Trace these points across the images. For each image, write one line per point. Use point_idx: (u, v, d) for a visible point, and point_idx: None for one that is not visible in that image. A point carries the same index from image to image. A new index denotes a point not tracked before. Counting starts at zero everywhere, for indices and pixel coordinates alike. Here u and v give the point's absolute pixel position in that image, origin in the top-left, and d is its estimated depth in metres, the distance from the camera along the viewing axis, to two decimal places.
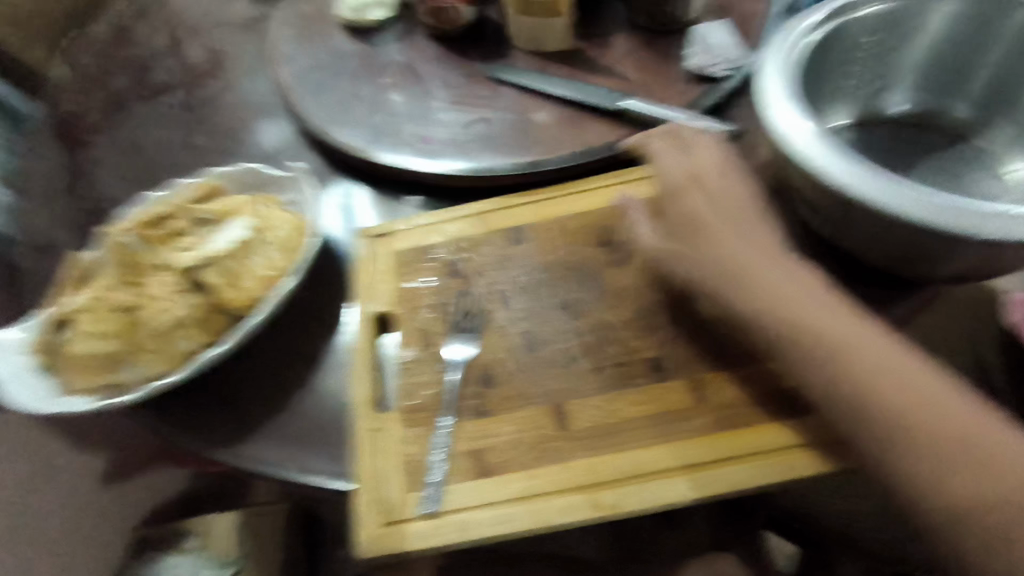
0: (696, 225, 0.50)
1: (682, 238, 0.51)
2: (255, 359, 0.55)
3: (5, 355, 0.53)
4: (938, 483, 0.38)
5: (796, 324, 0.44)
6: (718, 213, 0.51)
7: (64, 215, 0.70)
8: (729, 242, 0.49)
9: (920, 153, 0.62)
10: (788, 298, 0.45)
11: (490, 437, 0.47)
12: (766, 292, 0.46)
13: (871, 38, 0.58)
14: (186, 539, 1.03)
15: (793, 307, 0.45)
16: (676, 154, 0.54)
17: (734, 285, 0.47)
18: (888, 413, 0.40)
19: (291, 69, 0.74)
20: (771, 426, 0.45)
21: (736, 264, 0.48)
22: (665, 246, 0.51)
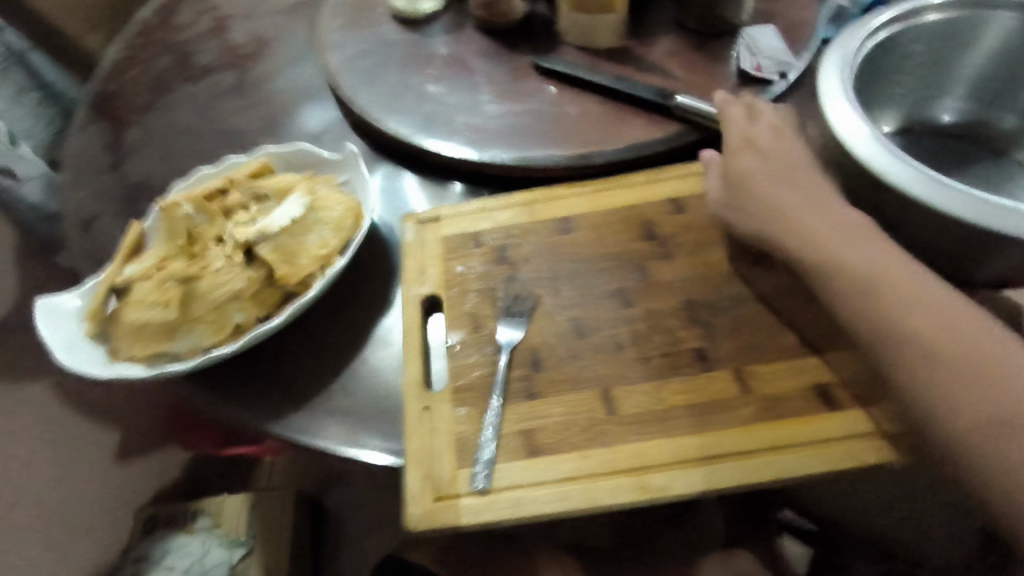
0: (759, 182, 0.51)
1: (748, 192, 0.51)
2: (307, 333, 0.56)
3: (63, 320, 0.54)
4: (953, 416, 0.38)
5: (852, 269, 0.44)
6: (771, 166, 0.51)
7: (112, 190, 0.71)
8: (784, 192, 0.49)
9: (959, 162, 0.63)
10: (843, 245, 0.45)
11: (539, 418, 0.48)
12: (821, 237, 0.46)
13: (925, 47, 0.58)
14: (197, 518, 1.01)
15: (845, 251, 0.44)
16: (744, 123, 0.55)
17: (793, 238, 0.47)
18: (915, 347, 0.40)
19: (341, 54, 0.76)
20: (841, 414, 0.46)
21: (793, 216, 0.48)
22: (728, 203, 0.51)
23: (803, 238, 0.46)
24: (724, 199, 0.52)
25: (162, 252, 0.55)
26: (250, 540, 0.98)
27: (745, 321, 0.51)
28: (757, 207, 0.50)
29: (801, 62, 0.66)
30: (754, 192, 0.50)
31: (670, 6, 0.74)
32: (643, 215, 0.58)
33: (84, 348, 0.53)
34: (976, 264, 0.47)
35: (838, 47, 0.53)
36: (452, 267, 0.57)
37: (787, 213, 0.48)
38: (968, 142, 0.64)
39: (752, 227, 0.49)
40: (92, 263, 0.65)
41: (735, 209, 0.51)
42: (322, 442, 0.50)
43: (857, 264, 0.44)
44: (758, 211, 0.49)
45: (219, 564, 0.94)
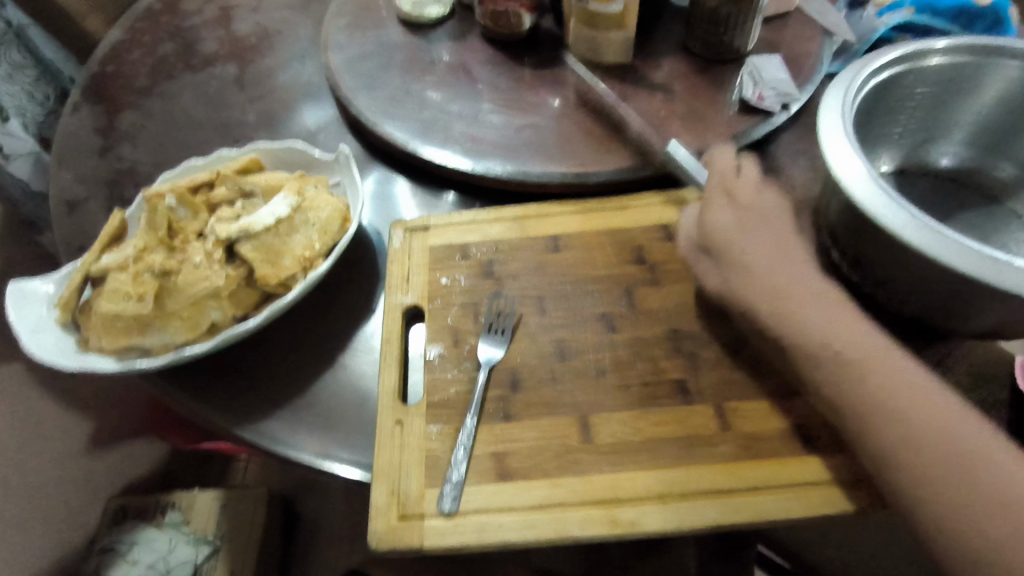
0: (734, 236, 0.49)
1: (726, 245, 0.49)
2: (281, 338, 0.54)
3: (34, 305, 0.53)
4: (922, 493, 0.37)
5: (820, 332, 0.42)
6: (745, 218, 0.50)
7: (99, 175, 0.70)
8: (758, 248, 0.48)
9: (953, 206, 0.62)
10: (813, 305, 0.44)
11: (512, 441, 0.47)
12: (793, 297, 0.44)
13: (927, 90, 0.58)
14: (166, 513, 0.98)
15: (812, 312, 0.43)
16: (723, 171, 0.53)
17: (765, 295, 0.45)
18: (887, 417, 0.39)
19: (343, 53, 0.75)
20: (812, 459, 0.45)
21: (771, 276, 0.46)
22: (701, 257, 0.51)
23: (777, 296, 0.45)
24: (699, 250, 0.51)
25: (139, 242, 0.53)
26: (217, 540, 0.97)
27: (730, 354, 0.50)
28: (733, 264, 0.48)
29: (803, 96, 0.65)
30: (730, 245, 0.48)
31: (677, 29, 0.74)
32: (634, 238, 0.57)
33: (53, 336, 0.51)
34: (966, 314, 0.46)
35: (841, 83, 0.52)
36: (437, 278, 0.56)
37: (761, 272, 0.46)
38: (962, 188, 0.63)
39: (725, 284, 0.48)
40: (72, 248, 0.64)
41: (706, 261, 0.50)
42: (290, 450, 0.48)
43: (825, 322, 0.43)
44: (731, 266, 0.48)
45: (184, 563, 0.91)
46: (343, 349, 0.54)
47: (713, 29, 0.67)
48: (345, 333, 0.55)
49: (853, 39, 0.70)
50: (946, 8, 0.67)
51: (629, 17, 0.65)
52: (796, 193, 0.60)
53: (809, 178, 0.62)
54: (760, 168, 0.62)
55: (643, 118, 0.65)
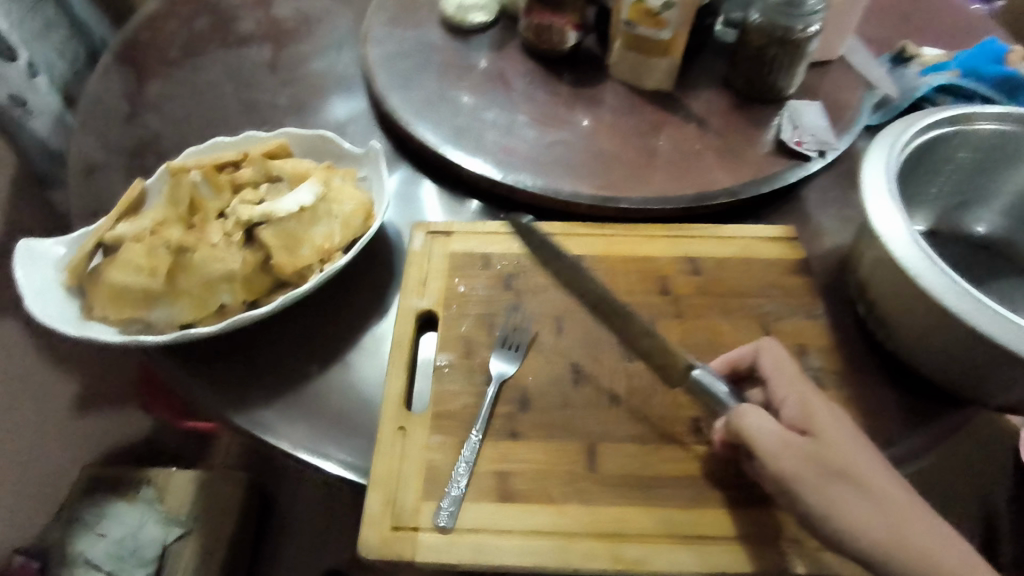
0: (845, 445, 0.39)
1: (845, 458, 0.38)
2: (286, 339, 0.53)
3: (42, 266, 0.51)
4: None
5: (897, 523, 0.36)
6: (790, 387, 0.43)
7: (120, 141, 0.69)
8: (817, 417, 0.41)
9: (985, 274, 0.61)
10: (873, 478, 0.38)
11: (515, 462, 0.45)
12: (872, 488, 0.38)
13: (970, 155, 0.58)
14: (140, 488, 0.96)
15: (867, 494, 0.37)
16: (775, 349, 0.46)
17: (843, 484, 0.38)
18: None
19: (381, 49, 0.74)
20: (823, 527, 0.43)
21: (836, 445, 0.39)
22: (804, 464, 0.38)
23: (850, 483, 0.38)
24: (813, 462, 0.38)
25: (158, 215, 0.53)
26: (189, 522, 0.94)
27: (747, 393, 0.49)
28: (852, 481, 0.38)
29: (841, 144, 0.65)
30: (821, 445, 0.39)
31: (719, 64, 0.73)
32: (659, 268, 0.56)
33: (59, 300, 0.50)
34: (992, 387, 0.45)
35: (887, 139, 0.52)
36: (455, 285, 0.55)
37: (849, 465, 0.38)
38: (995, 256, 0.62)
39: (832, 501, 0.37)
40: (86, 212, 0.62)
41: (828, 480, 0.38)
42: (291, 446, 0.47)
43: (893, 500, 0.37)
44: (848, 480, 0.38)
45: (152, 541, 0.90)
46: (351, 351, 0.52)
47: (757, 68, 0.66)
48: (355, 335, 0.54)
49: (896, 95, 0.69)
50: (991, 76, 0.67)
51: (674, 47, 0.65)
52: (822, 243, 0.60)
53: (839, 228, 0.61)
54: (787, 215, 0.62)
55: (677, 149, 0.64)
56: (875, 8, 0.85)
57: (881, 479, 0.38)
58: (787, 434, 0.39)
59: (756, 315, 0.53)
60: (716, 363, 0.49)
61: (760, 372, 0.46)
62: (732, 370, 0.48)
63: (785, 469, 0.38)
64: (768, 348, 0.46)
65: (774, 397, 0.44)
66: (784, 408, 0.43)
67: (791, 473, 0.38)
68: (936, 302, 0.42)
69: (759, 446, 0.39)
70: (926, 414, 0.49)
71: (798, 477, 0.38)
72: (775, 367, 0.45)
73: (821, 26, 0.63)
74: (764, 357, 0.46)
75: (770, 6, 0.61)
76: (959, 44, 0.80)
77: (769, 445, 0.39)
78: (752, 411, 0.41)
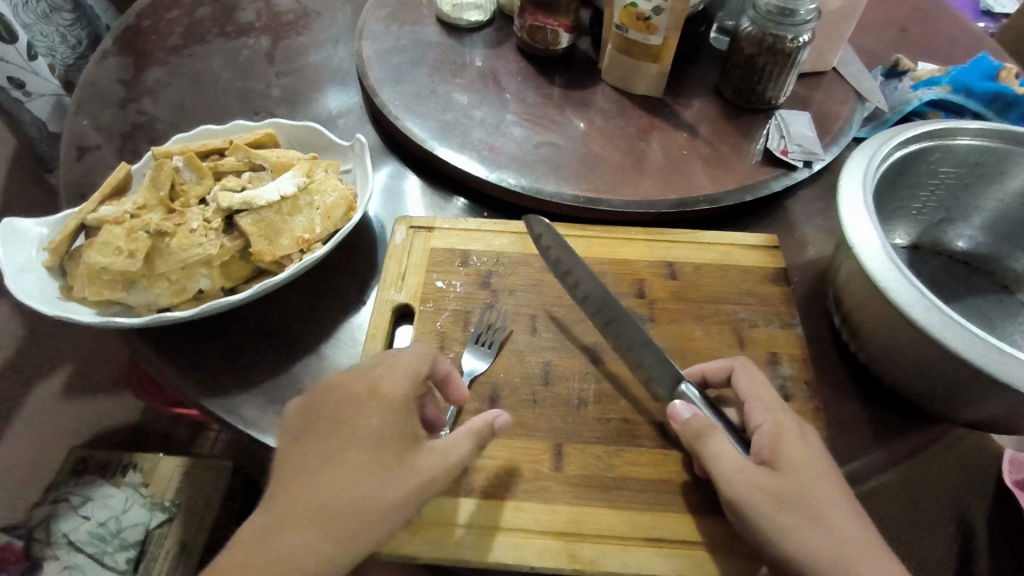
0: (805, 476, 0.39)
1: (800, 490, 0.38)
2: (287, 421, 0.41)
3: (24, 245, 0.52)
4: None
5: (846, 556, 0.36)
6: (762, 413, 0.43)
7: (113, 125, 0.69)
8: (785, 447, 0.40)
9: (965, 290, 0.61)
10: (829, 513, 0.38)
11: (481, 458, 0.46)
12: (827, 520, 0.38)
13: (952, 169, 0.58)
14: (127, 472, 0.93)
15: (828, 523, 0.37)
16: (753, 372, 0.46)
17: (795, 515, 0.38)
18: None
19: (376, 44, 0.75)
20: None
21: (796, 476, 0.39)
22: (755, 492, 0.38)
23: (801, 512, 0.38)
24: (767, 490, 0.38)
25: (140, 199, 0.53)
26: (173, 508, 0.90)
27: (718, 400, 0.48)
28: (806, 513, 0.38)
29: (828, 156, 0.65)
30: (779, 474, 0.39)
31: (712, 71, 0.73)
32: (637, 271, 0.56)
33: (37, 280, 0.51)
34: (963, 403, 0.45)
35: (865, 151, 0.52)
36: (433, 280, 0.55)
37: (803, 496, 0.38)
38: (976, 272, 0.62)
39: (781, 531, 0.37)
40: (75, 193, 0.63)
41: (779, 509, 0.38)
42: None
43: (847, 537, 0.37)
44: (802, 511, 0.38)
45: (137, 525, 0.87)
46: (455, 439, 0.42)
47: (748, 76, 0.66)
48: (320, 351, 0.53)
49: (886, 109, 0.70)
50: (982, 92, 0.66)
51: (665, 52, 0.65)
52: (803, 254, 0.60)
53: (821, 239, 0.62)
54: (770, 225, 0.63)
55: (664, 153, 0.64)
56: (874, 22, 0.85)
57: (835, 512, 0.38)
58: (746, 462, 0.39)
59: (731, 321, 0.53)
60: (690, 373, 0.49)
61: (734, 390, 0.46)
62: (704, 381, 0.48)
63: (735, 493, 0.39)
64: (743, 369, 0.46)
65: (749, 420, 0.44)
66: (758, 433, 0.42)
67: (741, 501, 0.38)
68: (905, 316, 0.42)
69: (715, 470, 0.40)
70: (894, 428, 0.49)
71: (749, 503, 0.38)
72: (751, 389, 0.45)
73: (813, 36, 0.63)
74: (739, 376, 0.46)
75: (760, 15, 0.61)
76: (956, 61, 0.80)
77: (727, 470, 0.39)
78: (716, 434, 0.41)
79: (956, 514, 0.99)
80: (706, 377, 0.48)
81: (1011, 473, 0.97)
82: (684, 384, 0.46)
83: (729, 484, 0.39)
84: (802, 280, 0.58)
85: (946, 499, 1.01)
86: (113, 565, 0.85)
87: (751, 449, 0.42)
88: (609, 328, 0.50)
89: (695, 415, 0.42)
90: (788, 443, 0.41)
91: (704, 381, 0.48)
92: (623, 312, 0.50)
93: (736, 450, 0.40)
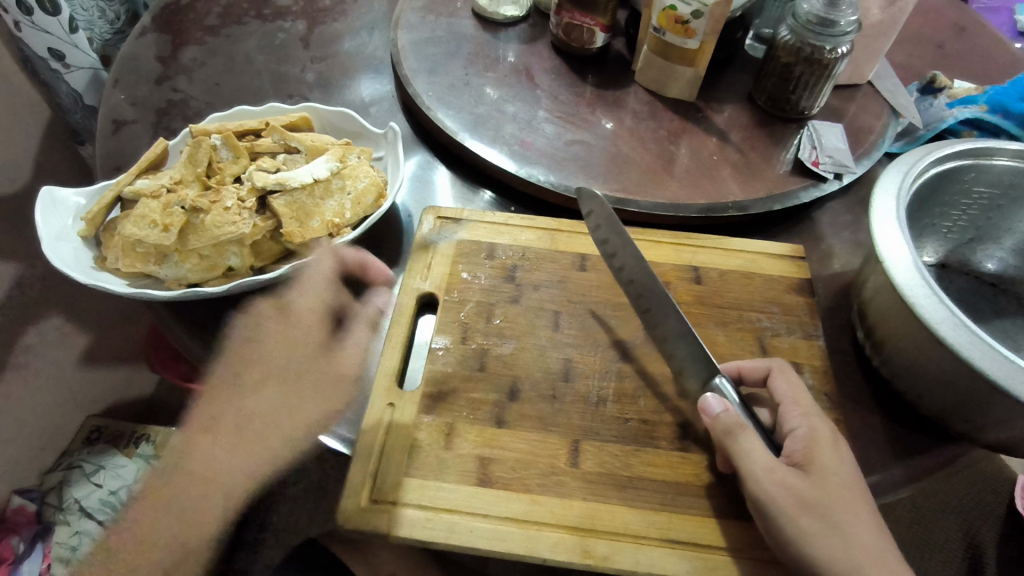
0: (833, 485, 0.39)
1: (825, 497, 0.38)
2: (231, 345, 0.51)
3: (61, 214, 0.53)
4: None
5: (862, 564, 0.37)
6: (797, 417, 0.43)
7: (149, 102, 0.70)
8: (822, 454, 0.41)
9: (992, 312, 0.60)
10: (853, 522, 0.38)
11: (500, 449, 0.46)
12: (847, 531, 0.38)
13: (986, 190, 0.58)
14: (138, 445, 0.93)
15: (848, 530, 0.38)
16: (789, 376, 0.46)
17: (818, 521, 0.38)
18: None
19: (411, 34, 0.75)
20: None
21: (822, 484, 0.39)
22: (782, 492, 0.39)
23: (823, 519, 0.38)
24: (792, 492, 0.39)
25: (177, 174, 0.54)
26: None
27: (749, 398, 0.48)
28: (826, 519, 0.38)
29: (860, 169, 0.64)
30: (807, 479, 0.39)
31: (746, 79, 0.73)
32: (664, 274, 0.56)
33: (72, 248, 0.52)
34: (985, 424, 0.45)
35: (900, 166, 0.51)
36: (459, 271, 0.56)
37: (828, 501, 0.38)
38: (1002, 294, 0.62)
39: (802, 533, 0.38)
40: (109, 166, 0.64)
41: (802, 513, 0.38)
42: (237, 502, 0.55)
43: (865, 546, 0.37)
44: (824, 518, 0.38)
45: None
46: (364, 328, 0.55)
47: (783, 85, 0.66)
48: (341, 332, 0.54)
49: (920, 125, 0.69)
50: (1017, 113, 0.66)
51: (701, 57, 0.65)
52: (828, 267, 0.60)
53: (847, 252, 0.61)
54: (798, 235, 0.62)
55: (695, 158, 0.64)
56: (912, 37, 0.84)
57: (859, 521, 0.38)
58: (776, 464, 0.40)
59: (754, 329, 0.53)
60: (727, 367, 0.49)
61: (771, 390, 0.46)
62: (739, 377, 0.49)
63: (762, 492, 0.39)
64: (781, 372, 0.47)
65: (784, 422, 0.44)
66: (793, 436, 0.43)
67: (765, 502, 0.39)
68: (933, 332, 0.42)
69: (742, 467, 0.40)
70: (913, 445, 0.48)
71: (774, 503, 0.39)
72: (789, 392, 0.45)
73: (851, 48, 0.62)
74: (777, 378, 0.46)
75: (800, 24, 0.60)
76: (994, 82, 0.79)
77: (755, 468, 0.39)
78: (747, 432, 0.41)
79: (965, 538, 0.99)
80: (741, 375, 0.48)
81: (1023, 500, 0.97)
82: (720, 376, 0.46)
83: (759, 484, 0.39)
84: (827, 293, 0.58)
85: (954, 519, 1.00)
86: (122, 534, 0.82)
87: (783, 450, 0.42)
88: (647, 316, 0.52)
89: (726, 411, 0.42)
90: (824, 452, 0.41)
91: (739, 377, 0.49)
92: (667, 303, 0.50)
93: (766, 450, 0.41)
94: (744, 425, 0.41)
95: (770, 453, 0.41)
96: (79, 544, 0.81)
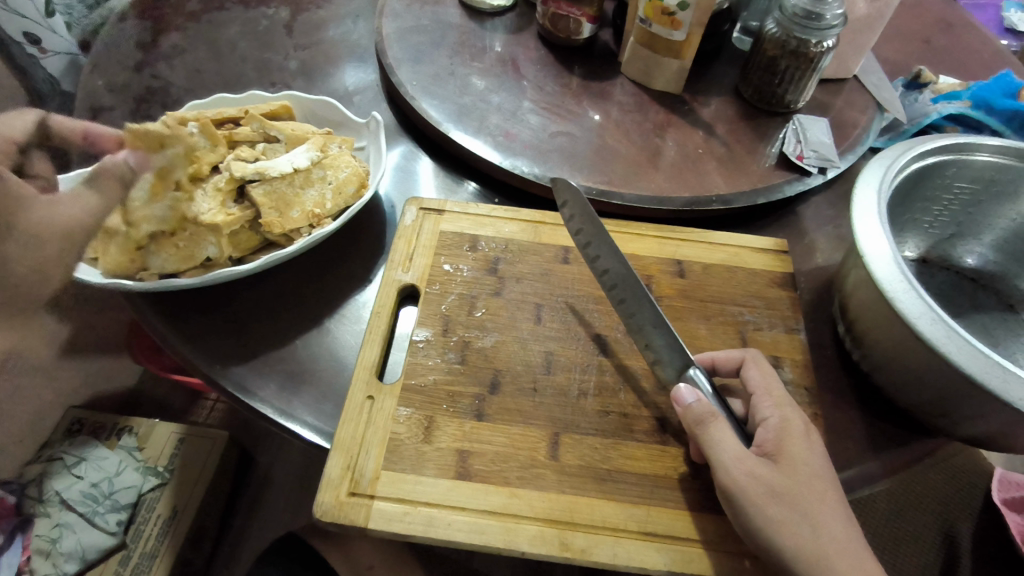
0: (806, 477, 0.39)
1: (795, 487, 0.39)
2: None
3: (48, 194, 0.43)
4: None
5: (831, 555, 0.37)
6: (771, 410, 0.43)
7: (128, 88, 0.69)
8: (795, 445, 0.41)
9: (970, 307, 0.61)
10: (825, 515, 0.38)
11: (479, 442, 0.46)
12: (821, 523, 0.38)
13: (968, 186, 0.58)
14: (121, 435, 0.88)
15: (821, 521, 0.38)
16: (765, 369, 0.46)
17: (790, 513, 0.38)
18: None
19: (395, 22, 0.74)
20: None
21: (795, 476, 0.39)
22: (755, 485, 0.39)
23: (798, 512, 0.38)
24: (763, 483, 0.39)
25: None
26: (166, 473, 0.89)
27: (723, 390, 0.49)
28: (797, 509, 0.38)
29: (843, 163, 0.64)
30: (782, 471, 0.39)
31: (732, 72, 0.73)
32: (647, 266, 0.56)
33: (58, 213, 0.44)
34: (960, 417, 0.45)
35: (882, 161, 0.51)
36: (440, 263, 0.55)
37: (800, 493, 0.38)
38: (981, 289, 0.62)
39: (774, 524, 0.38)
40: None
41: (775, 505, 0.38)
42: None
43: (836, 539, 0.38)
44: (793, 507, 0.38)
45: (129, 488, 0.84)
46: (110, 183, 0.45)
47: (769, 79, 0.66)
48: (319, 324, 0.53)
49: (904, 120, 0.69)
50: (1002, 109, 0.67)
51: (687, 48, 0.64)
52: (811, 262, 0.60)
53: (830, 247, 0.62)
54: (782, 229, 0.63)
55: (680, 151, 0.64)
56: (898, 33, 0.84)
57: (830, 514, 0.38)
58: (750, 457, 0.40)
59: (735, 322, 0.53)
60: (700, 358, 0.49)
61: (743, 380, 0.47)
62: (714, 368, 0.49)
63: (734, 484, 0.39)
64: (755, 362, 0.46)
65: (756, 413, 0.44)
66: (765, 426, 0.43)
67: (737, 495, 0.39)
68: (909, 326, 0.42)
69: (715, 458, 0.40)
70: (890, 438, 0.49)
71: (747, 495, 0.38)
72: (761, 382, 0.45)
73: (837, 42, 0.62)
74: (750, 369, 0.46)
75: (786, 16, 0.60)
76: (978, 78, 0.79)
77: (727, 459, 0.39)
78: (717, 421, 0.41)
79: (942, 528, 1.00)
80: (716, 366, 0.48)
81: (999, 492, 0.98)
82: (694, 368, 0.46)
83: (733, 478, 0.39)
84: (809, 287, 0.58)
85: (932, 510, 1.02)
86: (103, 526, 0.80)
87: (755, 441, 0.42)
88: (621, 306, 0.50)
89: (699, 402, 0.42)
90: (798, 446, 0.41)
91: (713, 369, 0.48)
92: (643, 295, 0.49)
93: (738, 441, 0.41)
94: (715, 418, 0.41)
95: (743, 444, 0.41)
96: (59, 537, 0.75)
